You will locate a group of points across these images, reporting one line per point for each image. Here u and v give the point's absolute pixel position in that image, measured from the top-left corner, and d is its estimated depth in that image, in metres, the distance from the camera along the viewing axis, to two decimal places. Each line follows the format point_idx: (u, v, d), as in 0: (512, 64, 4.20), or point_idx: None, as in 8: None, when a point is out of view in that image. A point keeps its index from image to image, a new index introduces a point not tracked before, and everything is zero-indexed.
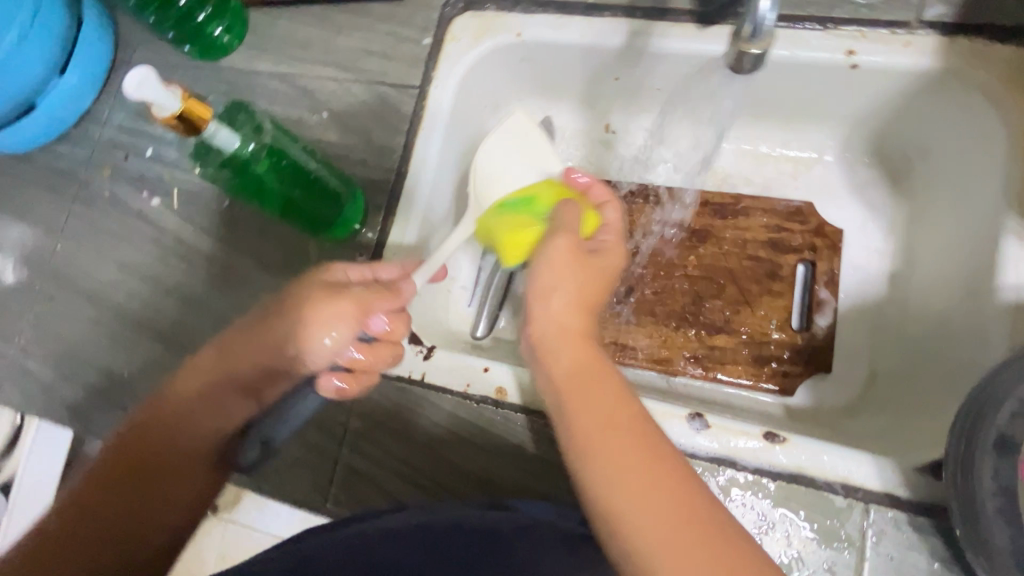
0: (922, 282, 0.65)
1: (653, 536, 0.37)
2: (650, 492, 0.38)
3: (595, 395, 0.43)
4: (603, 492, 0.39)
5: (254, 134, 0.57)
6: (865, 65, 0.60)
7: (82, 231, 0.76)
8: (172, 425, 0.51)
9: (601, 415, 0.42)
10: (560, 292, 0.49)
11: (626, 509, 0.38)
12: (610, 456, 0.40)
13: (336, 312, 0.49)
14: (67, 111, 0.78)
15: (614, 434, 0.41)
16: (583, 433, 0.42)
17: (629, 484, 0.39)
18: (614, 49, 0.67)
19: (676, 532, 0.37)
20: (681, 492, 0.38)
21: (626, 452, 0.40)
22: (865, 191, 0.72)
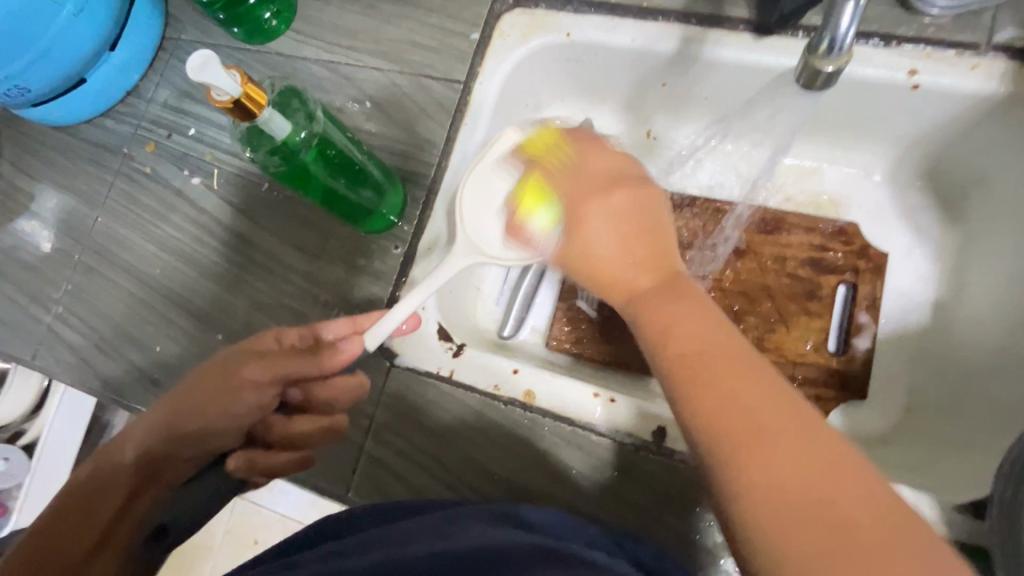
0: (970, 311, 0.63)
1: (752, 438, 0.37)
2: (757, 402, 0.38)
3: (688, 312, 0.45)
4: (694, 398, 0.40)
5: (305, 121, 0.55)
6: (929, 86, 0.58)
7: (122, 206, 0.77)
8: (98, 488, 0.47)
9: (695, 335, 0.43)
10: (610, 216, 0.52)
11: (719, 414, 0.39)
12: (704, 363, 0.41)
13: (249, 376, 0.51)
14: (115, 86, 0.79)
15: (707, 340, 0.42)
16: (675, 340, 0.43)
17: (722, 394, 0.39)
18: (666, 54, 0.66)
19: (782, 438, 0.36)
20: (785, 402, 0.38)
21: (743, 372, 0.40)
22: (913, 215, 0.71)
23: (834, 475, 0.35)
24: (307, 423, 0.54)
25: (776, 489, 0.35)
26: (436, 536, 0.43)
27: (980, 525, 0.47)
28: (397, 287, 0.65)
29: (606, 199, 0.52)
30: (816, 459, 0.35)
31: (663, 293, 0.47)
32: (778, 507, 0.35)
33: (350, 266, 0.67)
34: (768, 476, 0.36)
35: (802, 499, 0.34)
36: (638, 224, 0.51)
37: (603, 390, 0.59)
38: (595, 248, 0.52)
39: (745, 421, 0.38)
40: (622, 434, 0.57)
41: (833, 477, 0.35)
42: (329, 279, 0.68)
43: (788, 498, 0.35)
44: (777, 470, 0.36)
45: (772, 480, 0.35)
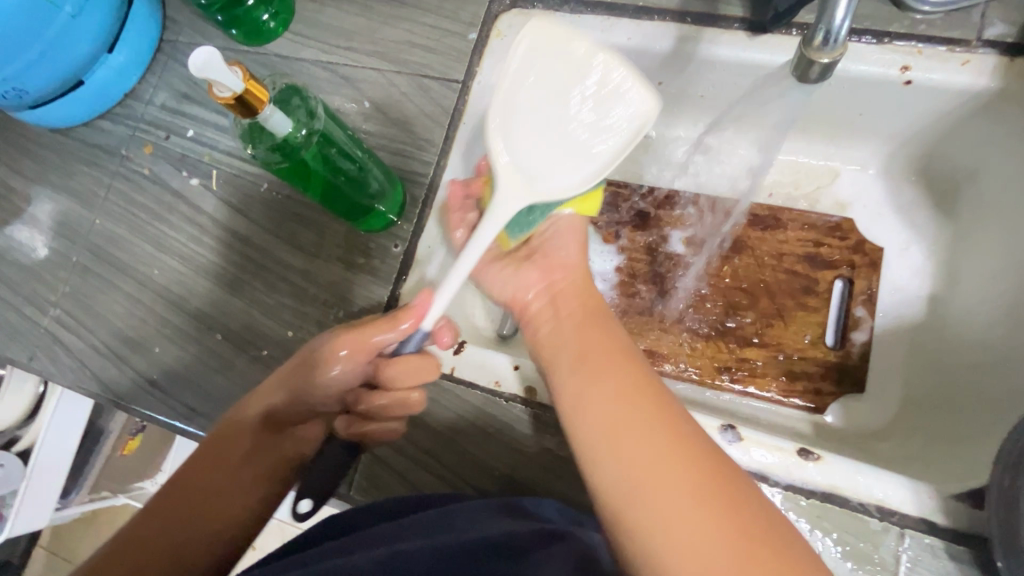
0: (964, 304, 0.64)
1: (632, 455, 0.41)
2: (640, 428, 0.42)
3: (597, 342, 0.50)
4: (589, 421, 0.44)
5: (305, 118, 0.55)
6: (920, 82, 0.59)
7: (119, 207, 0.77)
8: (229, 435, 0.56)
9: (608, 384, 0.46)
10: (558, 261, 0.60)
11: (610, 436, 0.43)
12: (597, 388, 0.46)
13: (349, 343, 0.55)
14: (112, 88, 0.79)
15: (606, 368, 0.47)
16: (582, 364, 0.49)
17: (612, 418, 0.43)
18: (661, 53, 0.66)
19: (664, 457, 0.40)
20: (672, 426, 0.42)
21: (633, 399, 0.44)
22: (907, 211, 0.72)
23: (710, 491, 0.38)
24: (389, 397, 0.55)
25: (657, 503, 0.38)
26: (437, 531, 0.42)
27: (978, 514, 0.47)
28: (397, 285, 0.65)
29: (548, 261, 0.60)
30: (697, 479, 0.38)
31: (583, 320, 0.54)
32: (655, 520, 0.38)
33: (350, 265, 0.67)
34: (649, 493, 0.39)
35: (677, 513, 0.37)
36: (567, 265, 0.60)
37: None
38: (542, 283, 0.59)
39: (646, 465, 0.40)
40: None
41: (710, 494, 0.38)
42: (328, 278, 0.68)
43: (664, 511, 0.38)
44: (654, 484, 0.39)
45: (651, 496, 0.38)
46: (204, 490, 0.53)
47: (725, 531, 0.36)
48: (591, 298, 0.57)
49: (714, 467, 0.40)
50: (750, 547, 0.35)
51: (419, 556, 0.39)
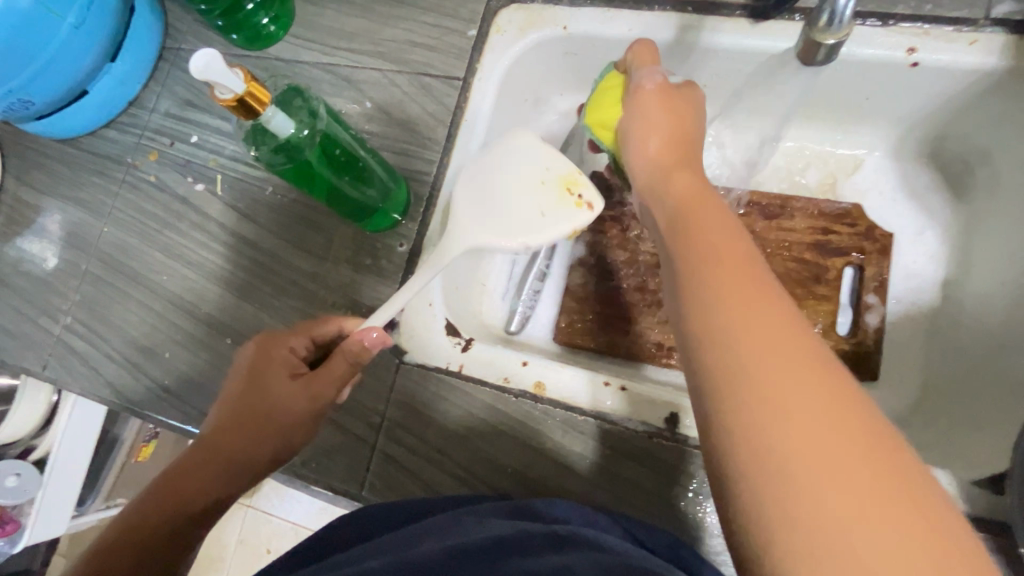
0: (979, 287, 0.63)
1: (762, 374, 0.32)
2: (781, 336, 0.33)
3: (728, 230, 0.40)
4: (711, 327, 0.35)
5: (307, 119, 0.55)
6: (927, 63, 0.58)
7: (127, 214, 0.77)
8: (205, 449, 0.51)
9: (742, 277, 0.36)
10: (657, 130, 0.50)
11: (734, 341, 0.34)
12: (723, 287, 0.36)
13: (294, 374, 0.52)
14: (116, 97, 0.79)
15: (739, 271, 0.37)
16: (704, 258, 0.38)
17: (739, 325, 0.34)
18: (662, 44, 0.66)
19: (804, 382, 0.31)
20: (816, 354, 0.32)
21: (763, 306, 0.34)
22: (920, 194, 0.71)
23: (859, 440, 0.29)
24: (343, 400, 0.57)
25: (787, 428, 0.30)
26: (451, 533, 0.42)
27: (999, 500, 0.47)
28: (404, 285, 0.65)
29: (667, 134, 0.50)
30: (847, 427, 0.30)
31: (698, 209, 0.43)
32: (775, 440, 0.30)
33: (356, 266, 0.67)
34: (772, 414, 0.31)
35: (817, 444, 0.29)
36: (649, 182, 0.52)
37: (613, 379, 0.59)
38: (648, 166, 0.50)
39: (779, 374, 0.32)
40: (634, 423, 0.57)
41: (856, 431, 0.29)
42: (334, 278, 0.68)
43: (790, 439, 0.30)
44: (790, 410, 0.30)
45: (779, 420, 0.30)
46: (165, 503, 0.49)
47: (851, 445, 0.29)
48: (707, 187, 0.46)
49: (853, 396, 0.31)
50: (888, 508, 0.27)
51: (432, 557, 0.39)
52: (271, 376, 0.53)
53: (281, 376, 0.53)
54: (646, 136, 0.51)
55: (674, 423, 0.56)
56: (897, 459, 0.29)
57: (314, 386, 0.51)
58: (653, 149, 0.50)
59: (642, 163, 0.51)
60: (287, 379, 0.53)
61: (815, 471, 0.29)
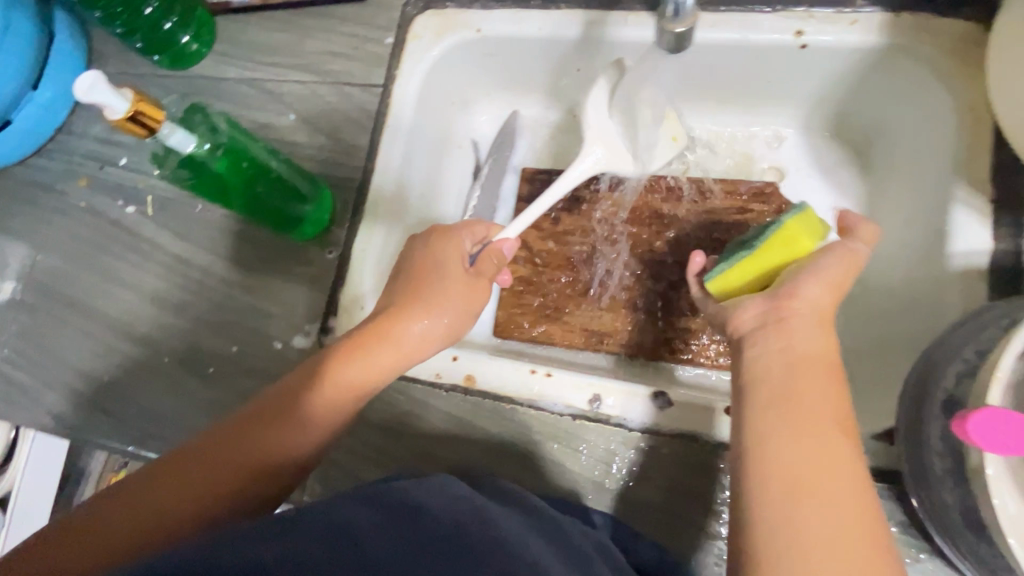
0: (883, 253, 0.66)
1: (822, 533, 0.36)
2: (836, 467, 0.38)
3: (822, 356, 0.42)
4: (771, 465, 0.39)
5: (209, 134, 0.56)
6: (815, 44, 0.61)
7: (60, 241, 0.77)
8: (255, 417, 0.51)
9: (824, 402, 0.40)
10: (820, 280, 0.45)
11: (799, 495, 0.37)
12: (811, 448, 0.39)
13: (459, 260, 0.58)
14: (43, 125, 0.79)
15: (831, 444, 0.39)
16: (803, 414, 0.40)
17: (821, 486, 0.37)
18: (572, 40, 0.68)
19: (848, 544, 0.36)
20: (864, 512, 0.37)
21: (833, 438, 0.39)
22: (831, 169, 0.74)
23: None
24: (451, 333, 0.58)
25: (817, 541, 0.36)
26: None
27: (894, 450, 0.49)
28: (335, 290, 0.66)
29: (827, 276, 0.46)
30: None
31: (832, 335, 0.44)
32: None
33: (288, 275, 0.68)
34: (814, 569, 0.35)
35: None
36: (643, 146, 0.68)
37: (539, 366, 0.61)
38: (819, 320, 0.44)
39: (823, 493, 0.37)
40: (561, 407, 0.59)
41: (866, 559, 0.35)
42: (268, 289, 0.69)
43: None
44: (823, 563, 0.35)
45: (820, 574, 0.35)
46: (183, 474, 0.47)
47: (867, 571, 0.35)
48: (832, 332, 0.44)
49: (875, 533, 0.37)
50: None
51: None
52: (446, 268, 0.57)
53: (456, 265, 0.58)
54: (805, 265, 0.47)
55: (596, 403, 0.58)
56: None
57: (483, 279, 0.59)
58: (819, 296, 0.45)
59: (804, 300, 0.45)
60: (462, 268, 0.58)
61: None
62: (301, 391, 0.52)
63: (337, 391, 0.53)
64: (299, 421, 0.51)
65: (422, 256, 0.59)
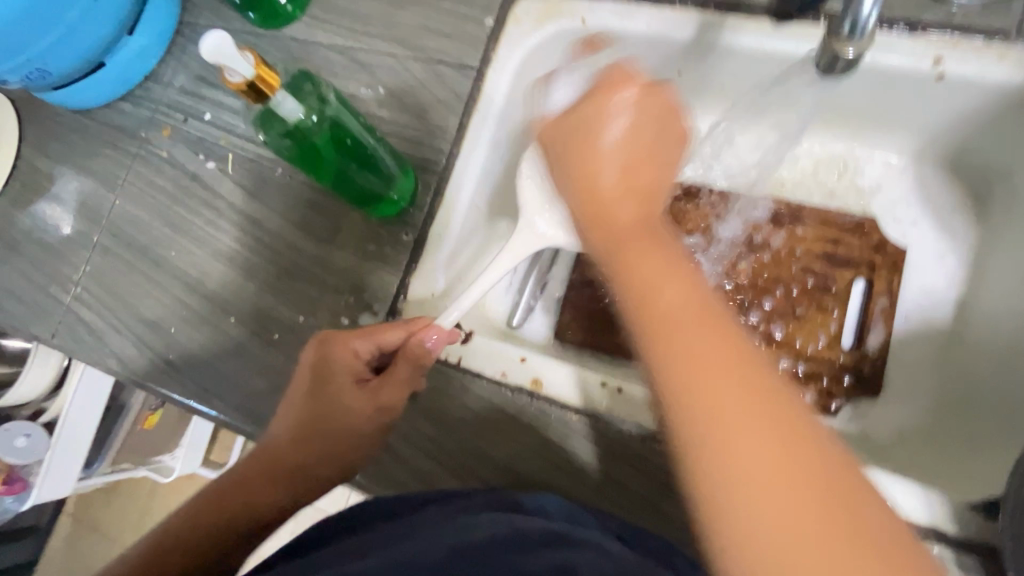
0: (994, 307, 0.62)
1: (718, 427, 0.33)
2: (732, 389, 0.33)
3: (650, 256, 0.40)
4: (684, 421, 0.34)
5: (316, 105, 0.55)
6: (953, 76, 0.56)
7: (138, 187, 0.78)
8: (260, 470, 0.57)
9: (686, 304, 0.37)
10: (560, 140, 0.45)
11: (710, 414, 0.33)
12: (686, 350, 0.35)
13: (351, 356, 0.56)
14: (133, 71, 0.80)
15: (681, 326, 0.36)
16: (654, 313, 0.37)
17: (709, 390, 0.34)
18: (682, 42, 0.65)
19: (785, 471, 0.31)
20: (788, 427, 0.32)
21: (721, 348, 0.35)
22: (940, 210, 0.69)
23: (823, 489, 0.31)
24: (392, 399, 0.56)
25: (757, 495, 0.31)
26: (451, 531, 0.42)
27: (993, 525, 0.46)
28: (407, 274, 0.65)
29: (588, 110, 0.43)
30: (827, 506, 0.30)
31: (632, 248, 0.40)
32: (761, 522, 0.31)
33: (360, 252, 0.67)
34: (754, 511, 0.31)
35: (779, 527, 0.30)
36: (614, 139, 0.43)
37: (610, 380, 0.58)
38: (601, 211, 0.43)
39: (743, 429, 0.32)
40: (631, 426, 0.56)
41: (811, 480, 0.31)
42: (338, 263, 0.68)
43: (775, 513, 0.31)
44: (756, 484, 0.31)
45: (749, 487, 0.31)
46: (226, 504, 0.57)
47: (814, 493, 0.30)
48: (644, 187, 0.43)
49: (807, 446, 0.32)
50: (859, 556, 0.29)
51: (435, 556, 0.39)
52: (337, 384, 0.56)
53: (348, 384, 0.56)
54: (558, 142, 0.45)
55: None
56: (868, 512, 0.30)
57: (384, 388, 0.56)
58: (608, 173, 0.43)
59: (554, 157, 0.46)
60: (353, 389, 0.56)
61: (783, 525, 0.30)
62: (226, 492, 0.57)
63: (268, 479, 0.57)
64: (264, 481, 0.57)
65: (318, 357, 0.57)
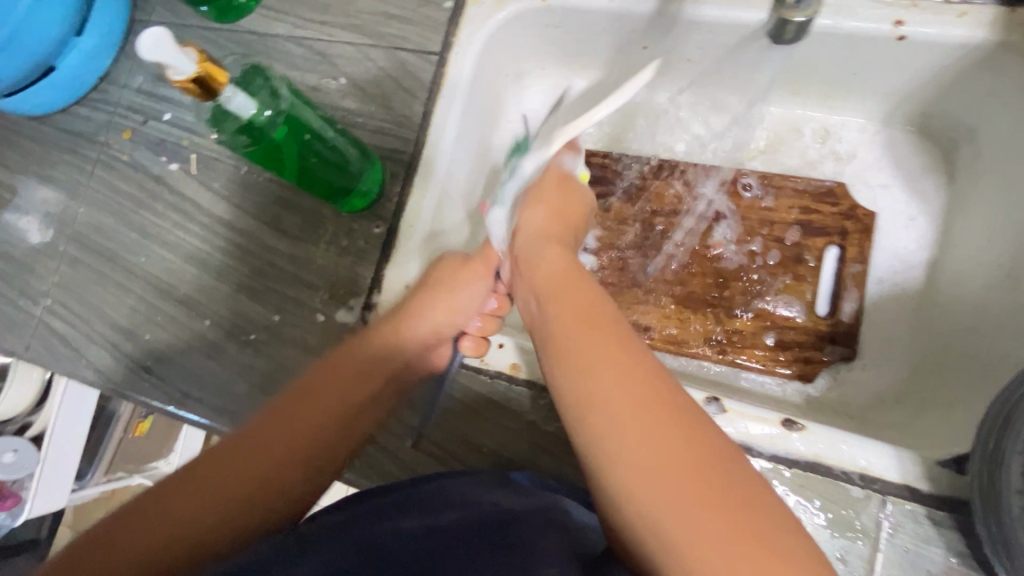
0: (964, 265, 0.63)
1: (604, 393, 0.44)
2: (614, 369, 0.45)
3: (566, 265, 0.56)
4: (581, 393, 0.45)
5: (270, 99, 0.53)
6: (915, 37, 0.56)
7: (102, 193, 0.76)
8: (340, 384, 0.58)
9: (576, 305, 0.51)
10: (542, 203, 0.61)
11: (598, 386, 0.44)
12: (580, 352, 0.47)
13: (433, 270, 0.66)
14: (87, 73, 0.77)
15: (598, 347, 0.46)
16: (550, 302, 0.52)
17: (625, 382, 0.44)
18: (644, 16, 0.64)
19: (654, 432, 0.41)
20: (658, 396, 0.43)
21: (609, 346, 0.46)
22: (908, 172, 0.70)
23: (685, 440, 0.40)
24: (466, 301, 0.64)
25: (633, 451, 0.41)
26: (433, 518, 0.44)
27: (961, 480, 0.48)
28: (381, 267, 0.64)
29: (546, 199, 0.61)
30: (688, 453, 0.40)
31: (561, 285, 0.53)
32: (637, 472, 0.40)
33: (332, 248, 0.66)
34: (632, 456, 0.41)
35: (653, 472, 0.40)
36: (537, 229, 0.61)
37: None
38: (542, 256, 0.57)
39: (623, 398, 0.43)
40: None
41: (675, 433, 0.41)
42: (311, 260, 0.67)
43: (647, 462, 0.40)
44: (629, 439, 0.41)
45: (631, 450, 0.41)
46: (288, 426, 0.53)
47: (677, 444, 0.40)
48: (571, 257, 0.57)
49: (676, 406, 0.42)
50: (713, 494, 0.38)
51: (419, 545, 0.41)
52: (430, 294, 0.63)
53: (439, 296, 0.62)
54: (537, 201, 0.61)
55: None
56: (716, 454, 0.40)
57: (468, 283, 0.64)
58: (537, 216, 0.60)
59: (530, 224, 0.60)
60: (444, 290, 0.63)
61: (656, 473, 0.40)
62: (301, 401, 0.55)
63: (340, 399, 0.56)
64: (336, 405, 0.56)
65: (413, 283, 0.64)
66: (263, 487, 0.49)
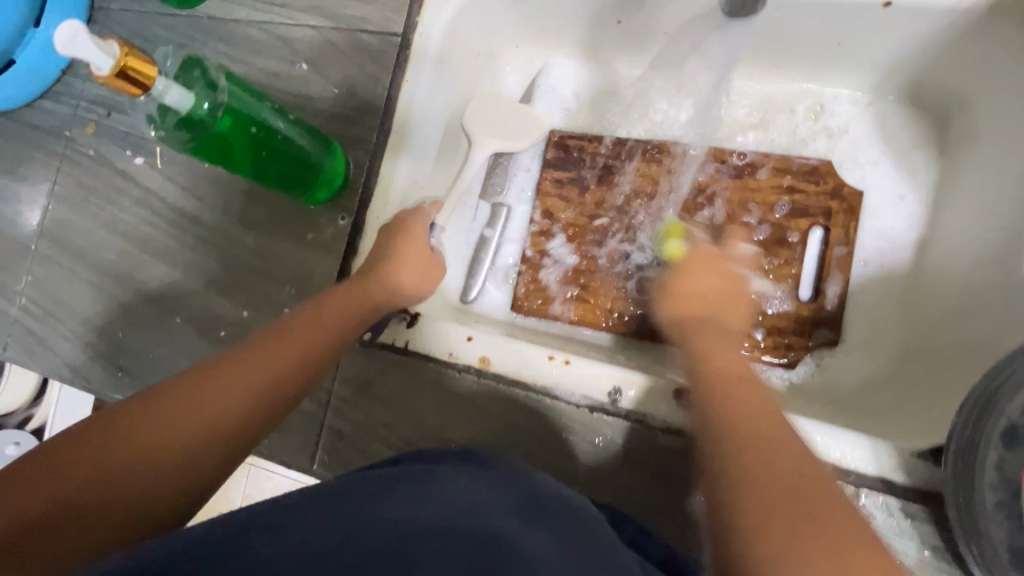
0: (954, 245, 0.60)
1: (757, 468, 0.38)
2: (777, 450, 0.39)
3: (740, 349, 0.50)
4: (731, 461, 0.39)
5: (207, 91, 0.51)
6: (900, 3, 0.53)
7: (70, 189, 0.75)
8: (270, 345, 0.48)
9: (760, 379, 0.45)
10: (698, 272, 0.56)
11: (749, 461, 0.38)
12: (739, 422, 0.41)
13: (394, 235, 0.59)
14: (47, 66, 0.74)
15: (761, 415, 0.42)
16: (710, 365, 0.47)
17: (767, 437, 0.40)
18: None
19: (817, 522, 0.34)
20: (820, 490, 0.37)
21: (780, 428, 0.41)
22: (898, 147, 0.66)
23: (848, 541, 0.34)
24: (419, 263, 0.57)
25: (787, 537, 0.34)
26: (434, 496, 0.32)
27: (937, 470, 0.46)
28: (347, 260, 0.63)
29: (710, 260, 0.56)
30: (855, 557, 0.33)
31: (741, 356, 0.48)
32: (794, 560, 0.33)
33: (299, 241, 0.65)
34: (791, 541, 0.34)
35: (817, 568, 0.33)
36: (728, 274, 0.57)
37: (558, 352, 0.57)
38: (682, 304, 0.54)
39: (784, 479, 0.37)
40: (579, 399, 0.55)
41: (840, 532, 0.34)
42: (278, 254, 0.66)
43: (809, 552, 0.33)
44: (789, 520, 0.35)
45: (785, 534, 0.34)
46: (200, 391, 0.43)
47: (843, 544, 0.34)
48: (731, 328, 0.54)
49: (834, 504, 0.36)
50: None
51: (380, 543, 0.28)
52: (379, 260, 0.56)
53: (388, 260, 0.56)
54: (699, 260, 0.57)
55: (615, 396, 0.54)
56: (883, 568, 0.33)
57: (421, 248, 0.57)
58: (714, 284, 0.55)
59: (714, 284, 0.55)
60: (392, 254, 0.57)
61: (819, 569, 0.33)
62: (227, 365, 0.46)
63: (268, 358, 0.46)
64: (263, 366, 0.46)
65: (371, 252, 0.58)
66: (163, 462, 0.40)
